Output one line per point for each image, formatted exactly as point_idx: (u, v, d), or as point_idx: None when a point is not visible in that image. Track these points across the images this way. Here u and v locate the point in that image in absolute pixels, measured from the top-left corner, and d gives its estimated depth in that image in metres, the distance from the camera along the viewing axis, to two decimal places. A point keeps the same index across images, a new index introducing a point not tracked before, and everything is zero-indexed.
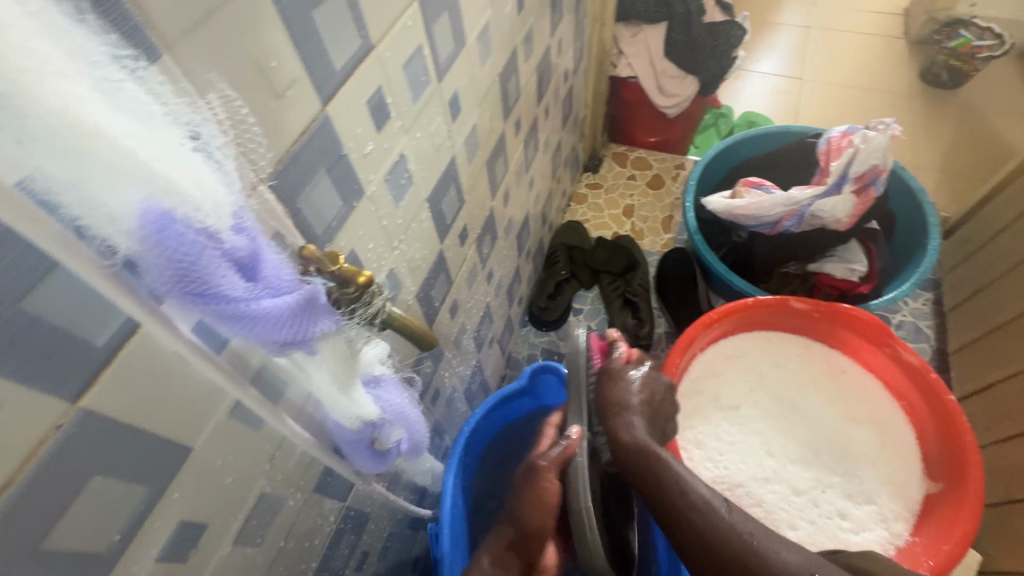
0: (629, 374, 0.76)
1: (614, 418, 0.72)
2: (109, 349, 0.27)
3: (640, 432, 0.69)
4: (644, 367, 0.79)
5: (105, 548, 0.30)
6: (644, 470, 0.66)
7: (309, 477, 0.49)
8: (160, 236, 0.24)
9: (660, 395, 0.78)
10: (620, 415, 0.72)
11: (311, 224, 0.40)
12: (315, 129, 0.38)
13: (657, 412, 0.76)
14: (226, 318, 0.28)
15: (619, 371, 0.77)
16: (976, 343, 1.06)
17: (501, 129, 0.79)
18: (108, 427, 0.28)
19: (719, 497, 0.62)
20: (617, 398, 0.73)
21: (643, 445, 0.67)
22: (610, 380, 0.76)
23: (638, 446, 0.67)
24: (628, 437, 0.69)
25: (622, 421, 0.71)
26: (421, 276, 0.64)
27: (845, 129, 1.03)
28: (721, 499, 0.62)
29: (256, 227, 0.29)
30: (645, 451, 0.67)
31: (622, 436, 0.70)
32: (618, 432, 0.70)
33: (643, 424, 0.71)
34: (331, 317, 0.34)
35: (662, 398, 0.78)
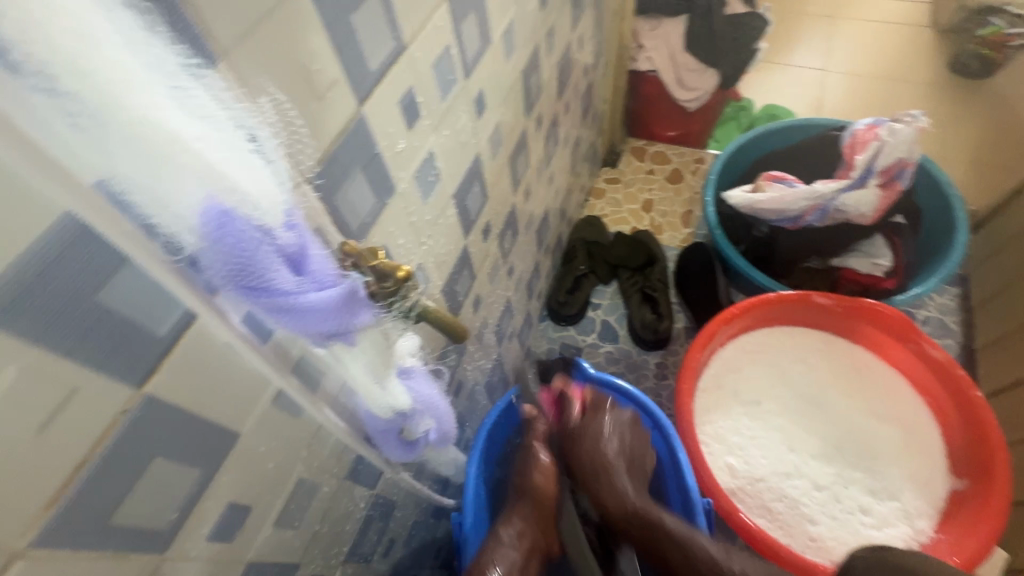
0: (595, 425, 0.79)
1: (595, 482, 0.75)
2: (170, 337, 0.29)
3: (629, 494, 0.73)
4: (608, 411, 0.81)
5: (163, 525, 0.32)
6: (647, 535, 0.70)
7: (342, 464, 0.51)
8: (220, 232, 0.25)
9: (629, 435, 0.80)
10: (604, 477, 0.75)
11: (346, 220, 0.42)
12: (352, 128, 0.39)
13: (633, 457, 0.79)
14: (277, 310, 0.30)
15: (585, 420, 0.80)
16: (1004, 339, 1.05)
17: (523, 125, 0.80)
18: (167, 412, 0.30)
19: (721, 548, 0.67)
20: (591, 460, 0.76)
21: (640, 512, 0.71)
22: (579, 437, 0.78)
23: (630, 512, 0.72)
24: (618, 508, 0.72)
25: (605, 484, 0.74)
26: (447, 271, 0.65)
27: (872, 122, 1.01)
28: (726, 551, 0.67)
29: (305, 223, 0.31)
30: (642, 515, 0.71)
31: (609, 503, 0.73)
32: (602, 497, 0.74)
33: (625, 480, 0.75)
34: (370, 309, 0.36)
35: (632, 437, 0.80)
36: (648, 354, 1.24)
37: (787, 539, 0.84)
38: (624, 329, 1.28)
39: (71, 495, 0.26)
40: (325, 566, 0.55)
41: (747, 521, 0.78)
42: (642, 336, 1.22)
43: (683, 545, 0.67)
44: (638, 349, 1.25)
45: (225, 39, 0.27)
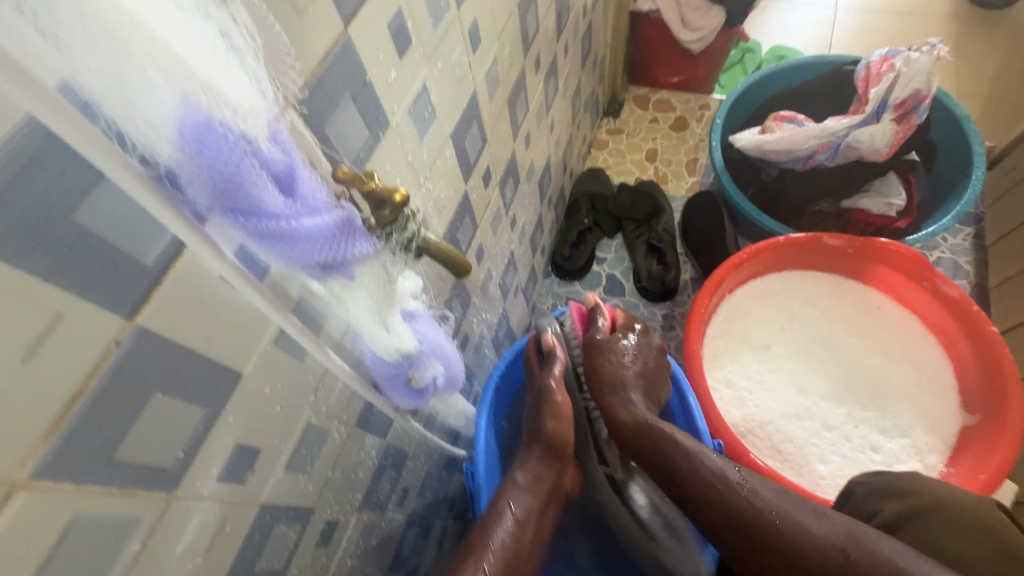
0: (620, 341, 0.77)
1: (609, 394, 0.74)
2: (158, 268, 0.27)
3: (641, 410, 0.70)
4: (633, 334, 0.80)
5: (170, 463, 0.32)
6: (654, 449, 0.66)
7: (351, 411, 0.50)
8: (201, 143, 0.23)
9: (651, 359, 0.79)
10: (618, 391, 0.73)
11: (339, 152, 0.39)
12: (338, 51, 0.36)
13: (652, 378, 0.78)
14: (268, 236, 0.28)
15: (609, 338, 0.78)
16: (1018, 276, 1.03)
17: (521, 65, 0.76)
18: (163, 346, 0.29)
19: (731, 464, 0.62)
20: (609, 371, 0.75)
21: (645, 426, 0.68)
22: (599, 352, 0.77)
23: (637, 424, 0.69)
24: (629, 418, 0.70)
25: (620, 399, 0.73)
26: (448, 217, 0.63)
27: (886, 52, 0.97)
28: (734, 466, 0.62)
29: (290, 142, 0.29)
30: (646, 427, 0.68)
31: (620, 416, 0.71)
32: (616, 410, 0.72)
33: (640, 399, 0.73)
34: (368, 240, 0.34)
35: (653, 362, 0.79)
36: (655, 306, 1.23)
37: (797, 478, 0.85)
38: (629, 282, 1.26)
39: (68, 429, 0.25)
40: (341, 513, 0.55)
41: (758, 462, 0.78)
42: (649, 288, 1.21)
43: (689, 462, 0.63)
44: (645, 301, 1.24)
45: None
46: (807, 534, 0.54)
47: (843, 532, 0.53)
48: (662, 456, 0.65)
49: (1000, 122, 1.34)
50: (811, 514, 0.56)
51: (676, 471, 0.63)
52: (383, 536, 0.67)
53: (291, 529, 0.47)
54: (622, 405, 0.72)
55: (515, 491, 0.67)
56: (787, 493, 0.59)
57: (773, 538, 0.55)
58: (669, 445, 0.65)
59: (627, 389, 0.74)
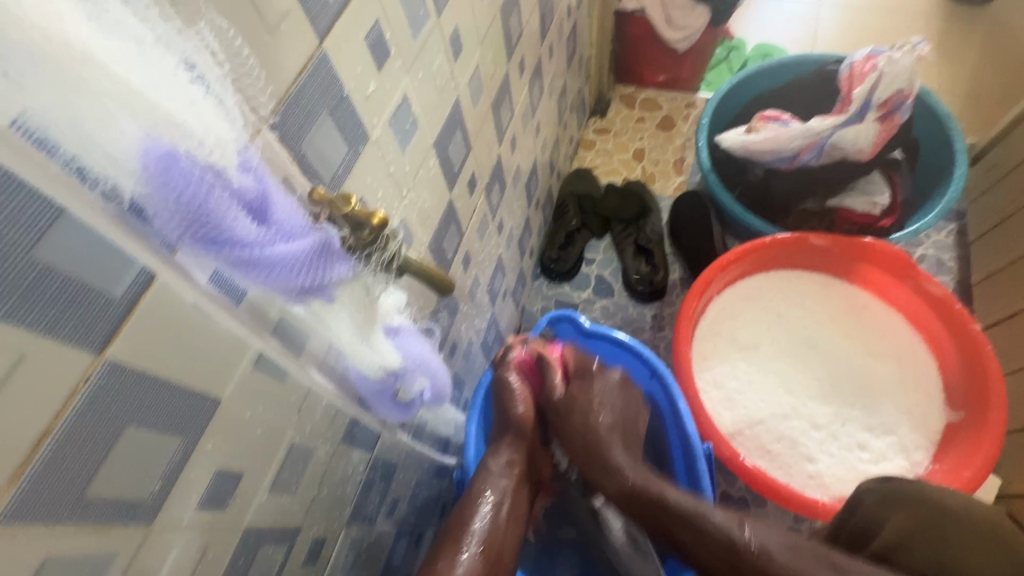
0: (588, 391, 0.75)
1: (591, 458, 0.72)
2: (128, 300, 0.26)
3: (629, 476, 0.70)
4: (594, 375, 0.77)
5: (147, 496, 0.31)
6: (650, 512, 0.67)
7: (336, 427, 0.50)
8: (167, 175, 0.23)
9: (619, 399, 0.78)
10: (599, 456, 0.71)
11: (317, 169, 0.39)
12: (313, 67, 0.35)
13: (624, 424, 0.76)
14: (243, 264, 0.27)
15: (573, 392, 0.75)
16: (1000, 272, 1.04)
17: (505, 69, 0.75)
18: (134, 378, 0.28)
19: (733, 519, 0.63)
20: (586, 435, 0.72)
21: (640, 489, 0.68)
22: (567, 412, 0.74)
23: (628, 494, 0.69)
24: (616, 490, 0.70)
25: (605, 465, 0.71)
26: (432, 226, 0.62)
27: (869, 52, 0.97)
28: (738, 523, 0.62)
29: (262, 167, 0.28)
30: (643, 494, 0.68)
31: (608, 485, 0.71)
32: (602, 483, 0.71)
33: (626, 459, 0.72)
34: (347, 262, 0.33)
35: (624, 403, 0.78)
36: (644, 307, 1.23)
37: (786, 478, 0.85)
38: (618, 283, 1.26)
39: (34, 471, 0.24)
40: (328, 530, 0.54)
41: (747, 463, 0.79)
42: (638, 289, 1.21)
43: (690, 518, 0.64)
44: (634, 302, 1.24)
45: None
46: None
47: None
48: (664, 516, 0.66)
49: (981, 118, 1.36)
50: (804, 557, 0.58)
51: (682, 528, 0.64)
52: (372, 549, 0.66)
53: (276, 550, 0.46)
54: (608, 475, 0.71)
55: (489, 475, 0.67)
56: (793, 545, 0.60)
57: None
58: (670, 501, 0.65)
59: (609, 448, 0.72)
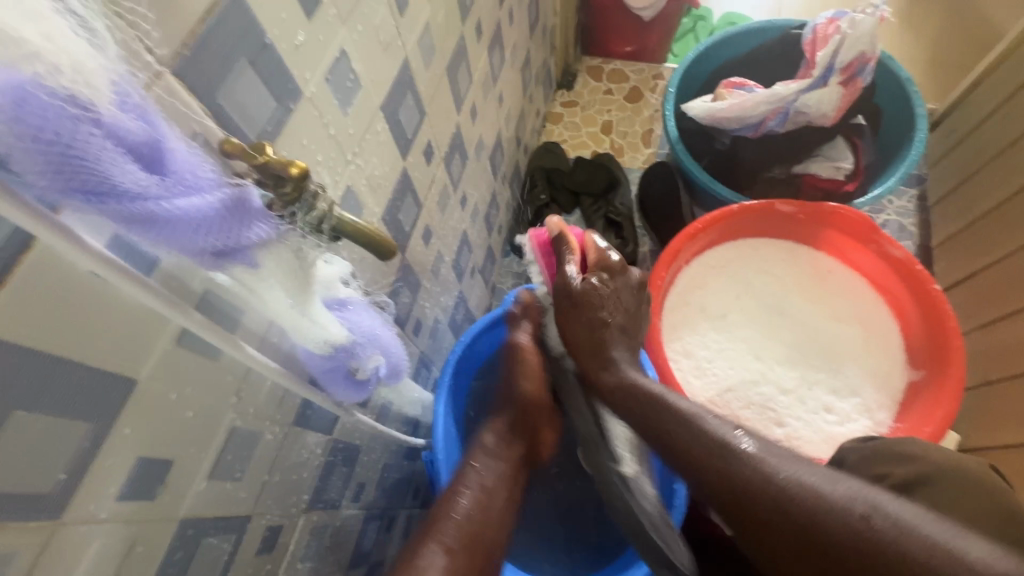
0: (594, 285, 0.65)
1: (589, 361, 0.67)
2: (0, 266, 0.23)
3: (625, 372, 0.65)
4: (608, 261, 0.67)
5: (50, 488, 0.28)
6: (645, 408, 0.61)
7: (285, 410, 0.47)
8: (17, 108, 0.19)
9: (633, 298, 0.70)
10: (598, 354, 0.66)
11: (240, 127, 0.35)
12: (224, 8, 0.32)
13: (634, 317, 0.70)
14: (135, 222, 0.24)
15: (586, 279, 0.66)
16: (960, 232, 1.06)
17: (460, 31, 0.72)
18: (17, 359, 0.25)
19: (728, 426, 0.56)
20: (586, 334, 0.66)
21: (632, 388, 0.63)
22: (576, 307, 0.66)
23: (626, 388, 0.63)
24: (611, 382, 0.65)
25: (601, 361, 0.66)
26: (386, 197, 0.59)
27: (832, 15, 0.96)
28: (735, 429, 0.56)
29: (151, 107, 0.24)
30: (636, 394, 0.62)
31: (603, 378, 0.65)
32: (597, 374, 0.66)
33: (624, 357, 0.66)
34: (267, 222, 0.31)
35: (636, 300, 0.70)
36: None
37: None
38: None
39: None
40: (285, 517, 0.52)
41: None
42: None
43: (715, 445, 0.54)
44: None
45: None
46: (816, 495, 0.48)
47: (860, 499, 0.46)
48: (660, 417, 0.59)
49: (940, 84, 1.37)
50: (813, 469, 0.50)
51: (682, 435, 0.56)
52: (338, 535, 0.64)
53: (224, 540, 0.43)
54: (603, 368, 0.66)
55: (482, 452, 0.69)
56: (792, 455, 0.53)
57: (788, 508, 0.48)
58: (671, 418, 0.58)
59: (607, 347, 0.66)
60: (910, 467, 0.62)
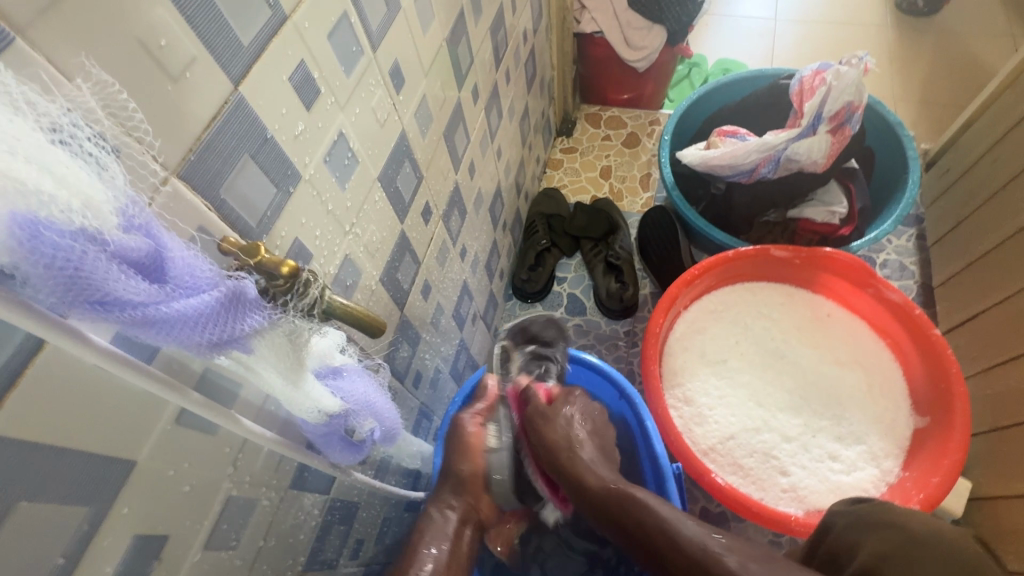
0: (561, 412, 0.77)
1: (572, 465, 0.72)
2: (12, 367, 0.25)
3: (607, 475, 0.69)
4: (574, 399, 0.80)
5: (49, 571, 0.29)
6: (632, 522, 0.62)
7: (282, 475, 0.48)
8: (32, 243, 0.22)
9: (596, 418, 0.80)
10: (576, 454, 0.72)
11: (241, 216, 0.38)
12: (229, 111, 0.35)
13: (600, 434, 0.79)
14: (138, 324, 0.27)
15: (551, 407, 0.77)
16: (960, 273, 1.06)
17: (456, 97, 0.76)
18: (25, 450, 0.27)
19: (703, 525, 0.57)
20: (561, 435, 0.74)
21: (616, 492, 0.66)
22: (544, 420, 0.76)
23: (607, 490, 0.67)
24: (598, 484, 0.68)
25: (580, 462, 0.71)
26: (383, 260, 0.62)
27: (817, 67, 1.00)
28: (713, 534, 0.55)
29: (155, 222, 0.27)
30: (617, 494, 0.66)
31: (589, 481, 0.69)
32: (583, 475, 0.70)
33: (599, 461, 0.72)
34: (262, 310, 0.33)
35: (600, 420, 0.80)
36: (615, 323, 1.23)
37: (760, 493, 0.85)
38: (590, 301, 1.26)
39: None
40: None
41: (719, 481, 0.78)
42: (609, 306, 1.21)
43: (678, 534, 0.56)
44: (606, 319, 1.23)
45: (17, 12, 0.23)
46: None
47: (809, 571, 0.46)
48: (638, 526, 0.61)
49: (933, 125, 1.40)
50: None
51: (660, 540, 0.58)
52: None
53: None
54: (589, 470, 0.70)
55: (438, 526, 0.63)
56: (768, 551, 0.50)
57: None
58: (647, 517, 0.60)
59: (580, 447, 0.73)
60: (881, 536, 0.59)
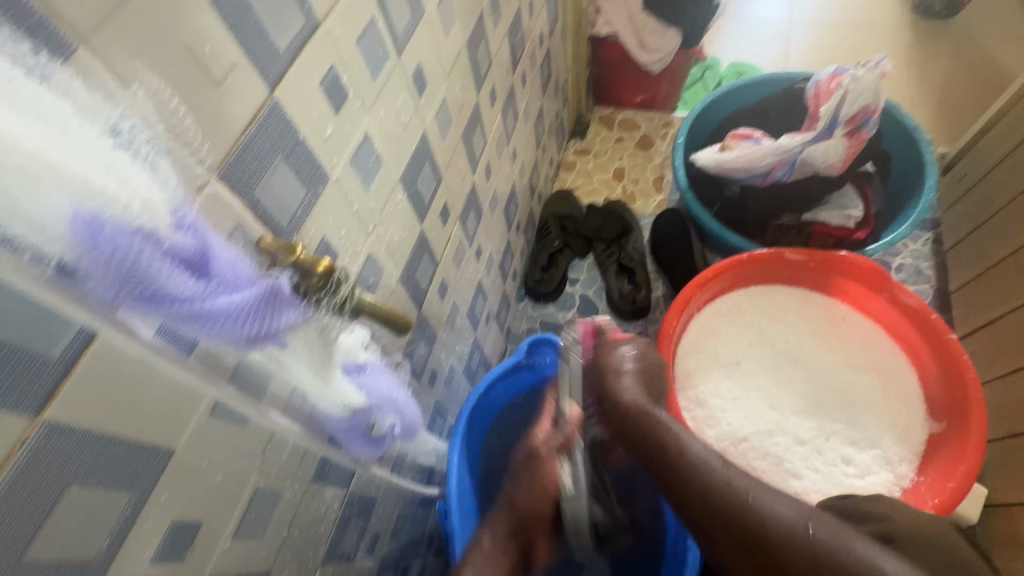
0: (619, 354, 0.67)
1: (605, 386, 0.65)
2: (67, 359, 0.27)
3: (641, 394, 0.62)
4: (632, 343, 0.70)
5: (94, 554, 0.31)
6: (641, 430, 0.59)
7: (306, 468, 0.49)
8: (94, 240, 0.23)
9: (647, 360, 0.69)
10: (612, 381, 0.65)
11: (274, 216, 0.39)
12: (265, 115, 0.36)
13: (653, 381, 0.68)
14: (184, 319, 0.28)
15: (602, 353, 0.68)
16: (980, 277, 1.04)
17: (475, 99, 0.77)
18: (76, 437, 0.28)
19: (715, 455, 0.54)
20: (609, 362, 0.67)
21: (636, 412, 0.61)
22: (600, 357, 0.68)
23: (636, 412, 0.60)
24: (624, 399, 0.62)
25: (617, 384, 0.64)
26: (403, 259, 0.63)
27: (834, 70, 1.00)
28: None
29: (201, 222, 0.29)
30: (639, 412, 0.60)
31: (616, 397, 0.63)
32: (616, 390, 0.63)
33: (634, 383, 0.64)
34: (296, 308, 0.35)
35: (652, 364, 0.69)
36: (627, 324, 1.23)
37: None
38: (603, 302, 1.26)
39: None
40: (301, 572, 0.53)
41: None
42: (621, 307, 1.21)
43: (687, 457, 0.54)
44: (618, 321, 1.24)
45: (79, 22, 0.24)
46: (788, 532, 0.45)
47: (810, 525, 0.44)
48: (654, 442, 0.58)
49: (950, 129, 1.39)
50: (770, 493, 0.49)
51: (663, 461, 0.56)
52: None
53: None
54: (620, 389, 0.63)
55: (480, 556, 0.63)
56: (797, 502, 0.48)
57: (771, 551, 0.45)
58: (664, 437, 0.57)
59: (623, 375, 0.65)
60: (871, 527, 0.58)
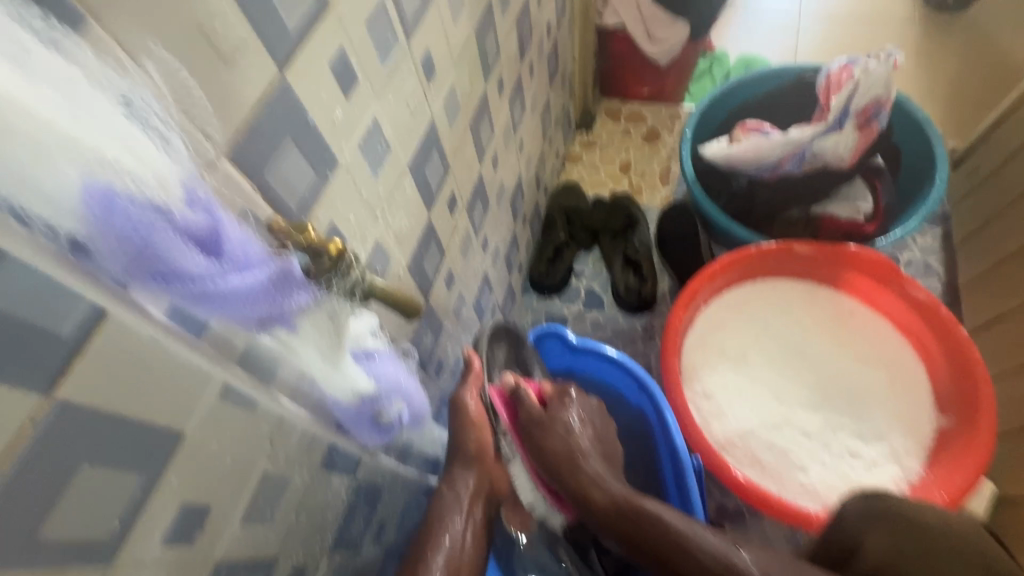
0: (563, 412, 0.73)
1: (575, 474, 0.70)
2: (77, 338, 0.26)
3: (613, 486, 0.69)
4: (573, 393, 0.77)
5: (106, 535, 0.31)
6: (641, 530, 0.64)
7: (313, 455, 0.49)
8: (107, 214, 0.24)
9: (595, 415, 0.79)
10: (580, 468, 0.70)
11: (283, 198, 0.39)
12: (274, 96, 0.36)
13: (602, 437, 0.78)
14: (196, 297, 0.28)
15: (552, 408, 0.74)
16: (990, 272, 1.03)
17: (482, 88, 0.76)
18: (88, 416, 0.28)
19: (727, 543, 0.61)
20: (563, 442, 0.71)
21: (626, 501, 0.67)
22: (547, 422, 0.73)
23: (620, 506, 0.67)
24: (605, 500, 0.68)
25: (587, 474, 0.69)
26: (411, 247, 0.63)
27: (845, 61, 0.98)
28: (734, 546, 0.61)
29: (213, 200, 0.29)
30: (630, 511, 0.66)
31: (594, 494, 0.68)
32: (588, 490, 0.69)
33: (604, 469, 0.71)
34: (307, 290, 0.34)
35: (600, 420, 0.79)
36: (633, 318, 1.23)
37: (778, 488, 0.85)
38: (608, 295, 1.26)
39: None
40: (308, 559, 0.53)
41: (739, 475, 0.78)
42: (627, 300, 1.21)
43: (704, 548, 0.60)
44: (624, 314, 1.23)
45: None
46: None
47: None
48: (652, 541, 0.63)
49: (961, 122, 1.37)
50: (774, 563, 0.57)
51: (674, 550, 0.61)
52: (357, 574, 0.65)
53: None
54: (592, 481, 0.69)
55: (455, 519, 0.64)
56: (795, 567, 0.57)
57: None
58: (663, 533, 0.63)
59: (584, 454, 0.71)
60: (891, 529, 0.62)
